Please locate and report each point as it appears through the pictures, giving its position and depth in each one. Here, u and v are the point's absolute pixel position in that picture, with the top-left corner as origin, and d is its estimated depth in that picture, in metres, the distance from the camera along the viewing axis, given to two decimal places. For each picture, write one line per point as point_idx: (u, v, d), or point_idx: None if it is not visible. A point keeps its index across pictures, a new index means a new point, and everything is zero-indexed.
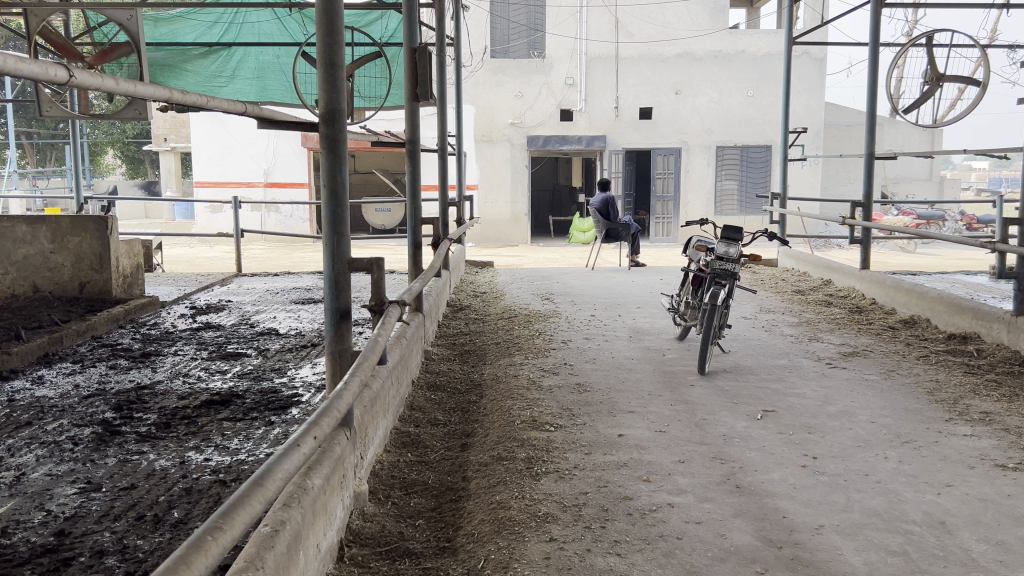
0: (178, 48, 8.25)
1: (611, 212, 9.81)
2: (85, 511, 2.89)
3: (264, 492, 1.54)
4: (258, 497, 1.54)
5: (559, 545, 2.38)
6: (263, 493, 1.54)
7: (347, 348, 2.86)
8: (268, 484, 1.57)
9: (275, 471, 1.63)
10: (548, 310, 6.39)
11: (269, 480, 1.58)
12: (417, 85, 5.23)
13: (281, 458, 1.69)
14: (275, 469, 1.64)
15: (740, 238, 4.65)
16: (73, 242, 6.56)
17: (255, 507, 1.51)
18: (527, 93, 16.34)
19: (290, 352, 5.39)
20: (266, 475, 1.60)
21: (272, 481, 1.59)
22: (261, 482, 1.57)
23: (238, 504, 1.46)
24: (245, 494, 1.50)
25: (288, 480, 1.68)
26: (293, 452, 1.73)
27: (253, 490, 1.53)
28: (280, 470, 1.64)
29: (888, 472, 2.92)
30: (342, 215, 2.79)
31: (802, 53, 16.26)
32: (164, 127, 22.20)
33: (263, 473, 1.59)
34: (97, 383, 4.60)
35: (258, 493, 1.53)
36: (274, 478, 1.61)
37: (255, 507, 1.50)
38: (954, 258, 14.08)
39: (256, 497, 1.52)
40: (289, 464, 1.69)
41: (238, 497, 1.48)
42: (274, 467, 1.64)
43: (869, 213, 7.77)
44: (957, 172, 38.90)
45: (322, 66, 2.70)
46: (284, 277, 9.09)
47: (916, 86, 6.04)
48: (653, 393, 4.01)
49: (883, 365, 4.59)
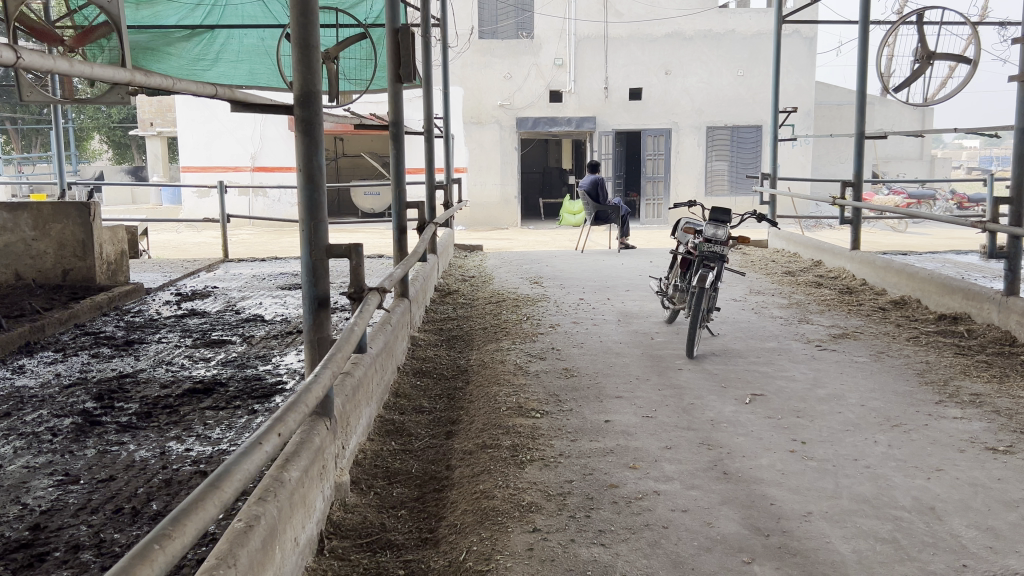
0: (161, 32, 7.78)
1: (600, 195, 9.70)
2: (61, 504, 2.83)
3: (220, 495, 1.47)
4: (214, 500, 1.46)
5: (542, 535, 2.34)
6: (220, 495, 1.46)
7: (326, 336, 2.78)
8: (226, 485, 1.50)
9: (232, 472, 1.54)
10: (537, 294, 6.34)
11: (226, 482, 1.51)
12: (400, 66, 5.12)
13: (241, 457, 1.60)
14: (234, 469, 1.56)
15: (728, 220, 4.59)
16: (56, 229, 6.47)
17: (209, 513, 1.44)
18: (517, 75, 16.24)
19: (275, 339, 5.32)
20: (224, 475, 1.52)
21: (230, 482, 1.51)
22: (218, 484, 1.49)
23: (191, 508, 1.40)
24: (199, 497, 1.42)
25: (249, 480, 1.61)
26: (255, 449, 1.65)
27: (209, 491, 1.46)
28: (240, 471, 1.56)
29: (877, 457, 2.88)
30: (320, 199, 2.69)
31: (792, 32, 16.21)
32: (149, 110, 22.00)
33: (220, 474, 1.51)
34: (79, 371, 4.54)
35: (215, 494, 1.46)
36: (232, 479, 1.53)
37: (211, 511, 1.43)
38: (944, 237, 14.13)
39: (212, 500, 1.44)
40: (251, 463, 1.62)
41: (191, 501, 1.41)
42: (233, 467, 1.56)
43: (859, 193, 7.66)
44: (947, 151, 39.11)
45: (296, 48, 2.59)
46: (271, 262, 9.00)
47: (906, 64, 5.96)
48: (640, 377, 3.97)
49: (872, 346, 4.55)
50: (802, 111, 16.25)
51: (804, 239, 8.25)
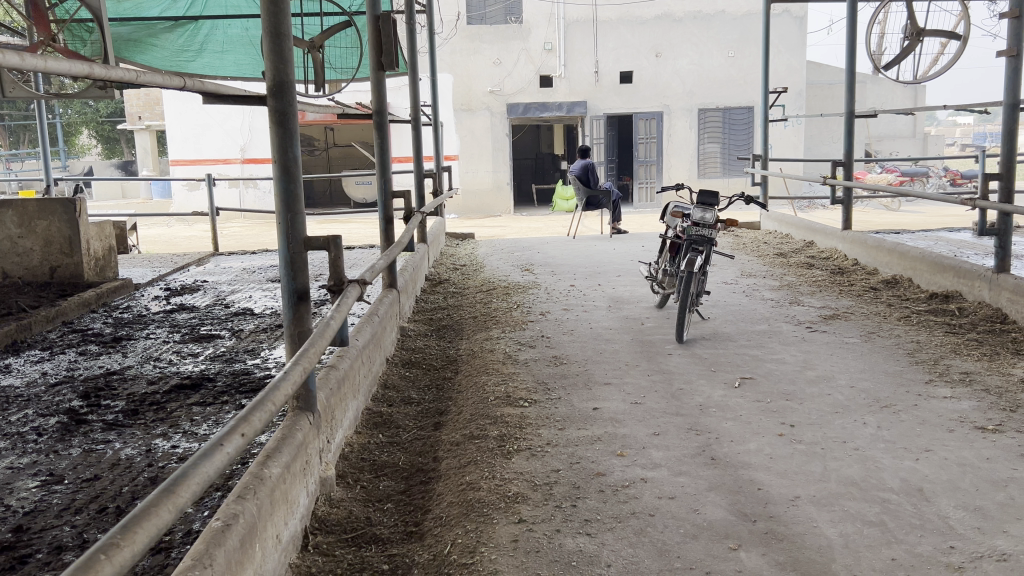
0: (144, 23, 7.62)
1: (591, 179, 9.64)
2: (45, 504, 2.80)
3: (175, 500, 1.44)
4: (169, 504, 1.43)
5: (528, 526, 2.32)
6: (175, 500, 1.44)
7: (306, 330, 2.74)
8: (181, 489, 1.47)
9: (190, 476, 1.52)
10: (527, 281, 6.30)
11: (182, 486, 1.48)
12: (382, 54, 5.06)
13: (200, 460, 1.57)
14: (191, 474, 1.53)
15: (716, 202, 4.57)
16: (42, 226, 6.41)
17: (165, 518, 1.41)
18: (506, 60, 16.17)
19: (264, 332, 5.29)
20: (179, 480, 1.49)
21: (185, 487, 1.48)
22: (173, 488, 1.46)
23: (143, 515, 1.37)
24: (152, 503, 1.40)
25: (208, 484, 1.57)
26: (216, 452, 1.61)
27: (163, 498, 1.42)
28: (197, 474, 1.52)
29: (866, 439, 2.86)
30: (297, 192, 2.66)
31: (782, 12, 16.11)
32: (137, 105, 22.20)
33: (174, 479, 1.48)
34: (66, 370, 4.50)
35: (168, 500, 1.42)
36: (188, 484, 1.50)
37: (165, 517, 1.40)
38: (937, 215, 14.13)
39: (166, 506, 1.41)
40: (211, 466, 1.58)
41: (145, 506, 1.38)
42: (191, 472, 1.53)
43: (851, 172, 7.61)
44: (942, 129, 39.13)
45: (267, 36, 2.54)
46: (261, 254, 8.95)
47: (897, 41, 5.91)
48: (629, 363, 3.95)
49: (863, 327, 4.52)
50: (793, 91, 16.21)
51: (797, 220, 8.21)
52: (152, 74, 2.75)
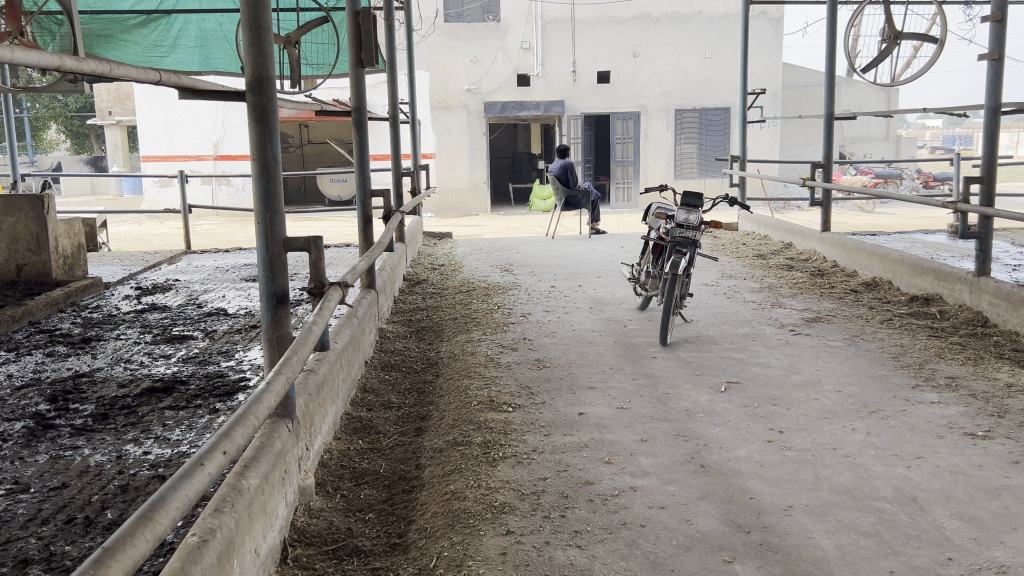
0: (115, 18, 7.61)
1: (569, 179, 9.53)
2: (10, 515, 2.68)
3: (153, 527, 1.35)
4: (146, 533, 1.35)
5: (516, 538, 2.25)
6: (153, 527, 1.35)
7: (285, 333, 2.64)
8: (159, 516, 1.38)
9: (168, 501, 1.43)
10: (506, 282, 6.21)
11: (160, 512, 1.39)
12: (361, 50, 4.93)
13: (180, 482, 1.49)
14: (169, 497, 1.44)
15: (700, 204, 4.52)
16: (8, 223, 6.23)
17: (141, 548, 1.32)
18: (483, 58, 16.08)
19: (238, 333, 5.17)
20: (158, 504, 1.40)
21: (164, 513, 1.40)
22: (150, 515, 1.37)
23: (121, 543, 1.28)
24: (130, 531, 1.32)
25: (187, 509, 1.48)
26: (195, 473, 1.52)
27: (142, 524, 1.34)
28: (175, 499, 1.44)
29: (856, 446, 2.82)
30: (276, 190, 2.55)
31: (758, 14, 16.16)
32: (108, 100, 21.88)
33: (153, 504, 1.40)
34: (32, 372, 4.36)
35: (146, 528, 1.34)
36: (167, 509, 1.41)
37: (142, 546, 1.32)
38: (911, 216, 14.29)
39: (143, 534, 1.33)
40: (188, 489, 1.49)
41: (120, 535, 1.30)
42: (170, 494, 1.45)
43: (828, 174, 7.59)
44: (915, 130, 39.49)
45: (247, 30, 2.43)
46: (235, 253, 8.79)
47: (873, 44, 5.79)
48: (613, 367, 3.89)
49: (846, 329, 4.51)
50: (770, 93, 16.33)
51: (775, 221, 8.21)
52: (124, 68, 2.63)
